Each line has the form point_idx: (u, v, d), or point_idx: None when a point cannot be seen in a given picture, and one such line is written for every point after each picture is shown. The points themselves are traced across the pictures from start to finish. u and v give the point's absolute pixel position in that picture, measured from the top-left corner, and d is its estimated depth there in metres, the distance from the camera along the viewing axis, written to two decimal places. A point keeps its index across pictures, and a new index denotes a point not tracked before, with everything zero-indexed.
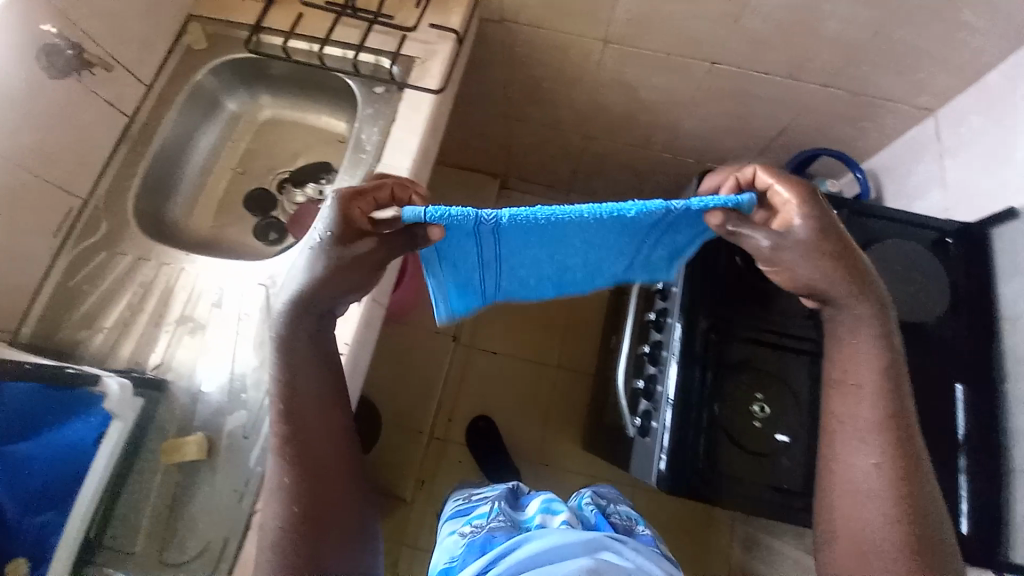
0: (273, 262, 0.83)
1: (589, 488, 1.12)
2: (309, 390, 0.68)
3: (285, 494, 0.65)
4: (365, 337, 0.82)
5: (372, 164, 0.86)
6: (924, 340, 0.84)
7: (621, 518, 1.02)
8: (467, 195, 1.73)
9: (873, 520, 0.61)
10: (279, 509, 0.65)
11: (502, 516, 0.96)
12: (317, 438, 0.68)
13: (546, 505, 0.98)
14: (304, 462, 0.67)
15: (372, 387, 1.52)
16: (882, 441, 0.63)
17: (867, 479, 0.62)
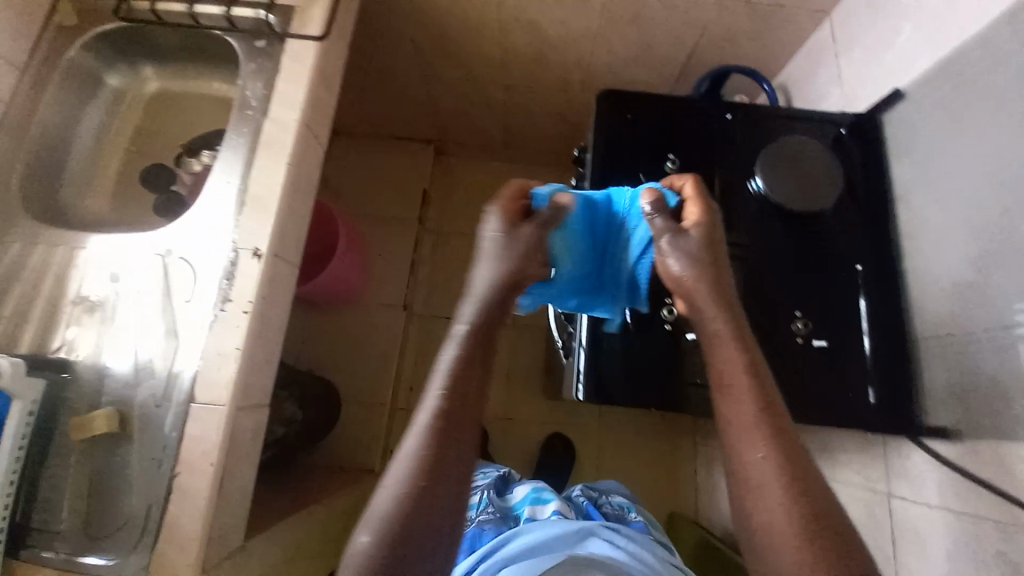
0: (168, 230, 0.81)
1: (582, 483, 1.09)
2: (468, 380, 0.59)
3: (402, 498, 0.54)
4: (272, 295, 0.80)
5: (260, 118, 0.84)
6: (827, 230, 0.86)
7: (610, 507, 0.99)
8: (401, 164, 1.71)
9: (774, 521, 0.53)
10: (397, 516, 0.54)
11: (492, 509, 0.93)
12: (458, 437, 0.57)
13: (535, 495, 0.95)
14: (442, 468, 0.56)
15: (327, 366, 1.50)
16: (763, 428, 0.57)
17: (759, 474, 0.55)
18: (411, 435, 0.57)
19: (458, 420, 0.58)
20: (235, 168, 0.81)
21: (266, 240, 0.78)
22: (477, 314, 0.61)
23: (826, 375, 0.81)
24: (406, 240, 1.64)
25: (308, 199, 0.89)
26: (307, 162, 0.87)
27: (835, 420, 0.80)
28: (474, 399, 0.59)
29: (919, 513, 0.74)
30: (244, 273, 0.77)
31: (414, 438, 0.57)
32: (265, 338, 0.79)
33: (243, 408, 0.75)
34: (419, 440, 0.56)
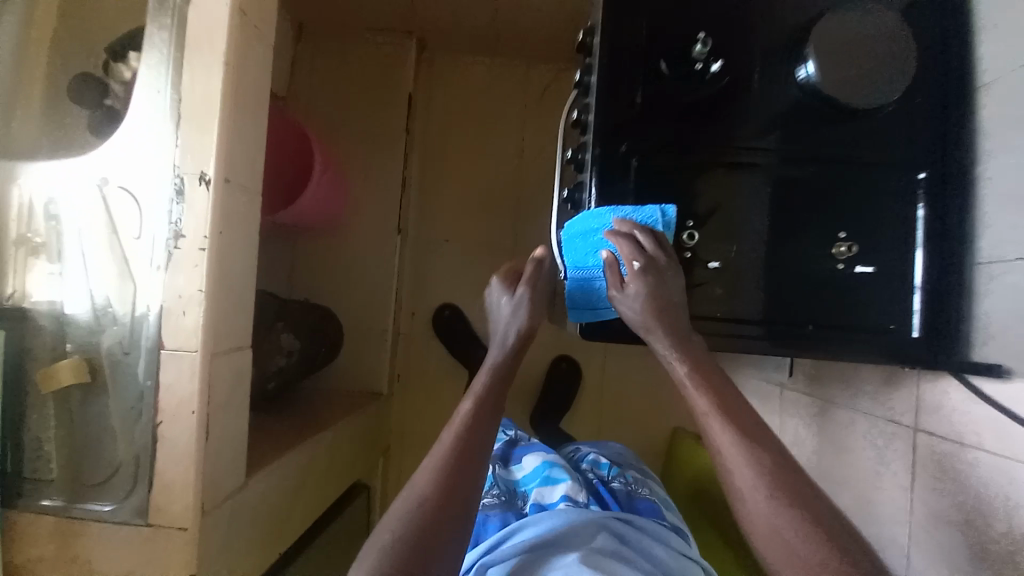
0: (101, 156, 0.69)
1: (592, 448, 1.02)
2: (492, 395, 0.76)
3: (422, 503, 0.66)
4: (230, 227, 0.70)
5: (182, 5, 0.69)
6: (888, 127, 0.70)
7: (622, 483, 0.91)
8: (382, 62, 1.48)
9: (774, 530, 0.57)
10: (416, 516, 0.65)
11: (497, 489, 0.85)
12: (475, 449, 0.71)
13: (544, 474, 0.87)
14: (460, 470, 0.69)
15: (324, 293, 1.45)
16: (747, 449, 0.61)
17: (761, 501, 0.58)
18: (440, 443, 0.71)
19: (479, 431, 0.72)
20: (167, 75, 0.69)
21: (213, 161, 0.67)
22: (502, 356, 0.80)
23: (862, 307, 0.71)
24: (394, 155, 1.47)
25: (259, 109, 0.76)
26: (249, 61, 0.72)
27: (867, 352, 0.71)
28: (495, 402, 0.76)
29: (947, 450, 0.69)
30: (193, 206, 0.67)
31: (439, 450, 0.71)
32: (233, 276, 0.71)
33: (218, 353, 0.69)
34: (445, 448, 0.71)
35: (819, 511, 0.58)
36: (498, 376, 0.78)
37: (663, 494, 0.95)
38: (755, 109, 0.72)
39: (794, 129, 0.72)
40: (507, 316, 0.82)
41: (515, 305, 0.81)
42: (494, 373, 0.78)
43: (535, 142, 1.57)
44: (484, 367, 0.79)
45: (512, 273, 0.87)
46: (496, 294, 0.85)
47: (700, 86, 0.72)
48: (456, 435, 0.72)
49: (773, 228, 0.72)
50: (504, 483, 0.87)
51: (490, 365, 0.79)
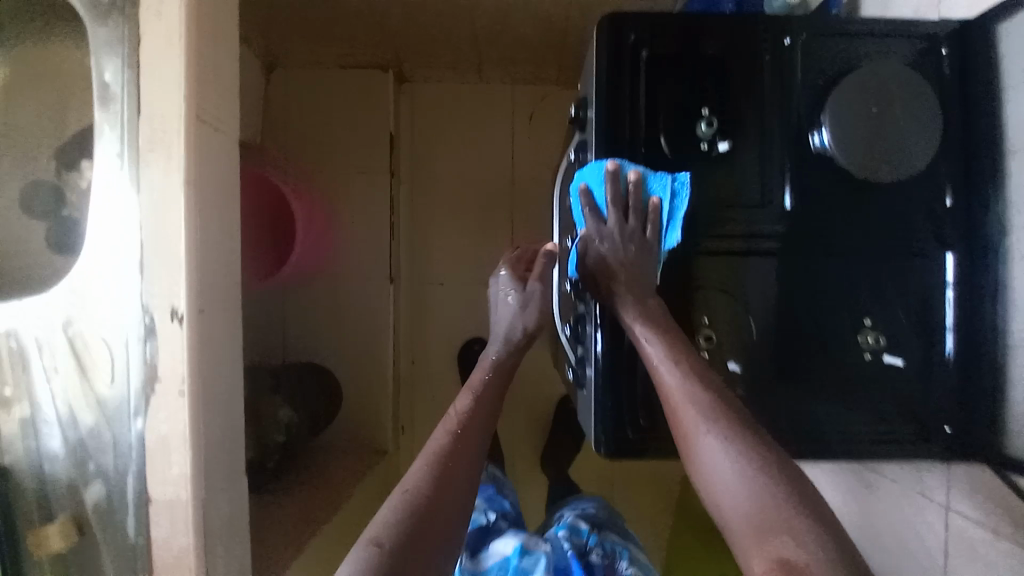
0: (65, 297, 0.64)
1: (572, 512, 1.03)
2: (490, 393, 0.75)
3: (409, 498, 0.60)
4: (211, 358, 0.64)
5: (133, 117, 0.63)
6: (914, 199, 0.64)
7: (600, 555, 0.91)
8: (358, 99, 1.39)
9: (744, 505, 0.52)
10: (402, 514, 0.58)
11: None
12: (470, 443, 0.68)
13: (516, 564, 0.85)
14: (456, 463, 0.65)
15: (319, 349, 1.40)
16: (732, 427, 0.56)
17: (733, 474, 0.53)
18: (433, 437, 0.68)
19: (475, 427, 0.69)
20: (123, 199, 0.62)
21: (183, 295, 0.61)
22: (503, 349, 0.82)
23: (889, 396, 0.66)
24: (380, 198, 1.40)
25: (230, 216, 0.69)
26: (215, 168, 0.66)
27: (894, 440, 0.66)
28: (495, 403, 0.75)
29: (978, 539, 0.65)
30: (167, 346, 0.61)
31: (433, 445, 0.67)
32: (220, 408, 0.66)
33: (212, 495, 0.64)
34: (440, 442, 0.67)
35: (809, 518, 0.49)
36: (497, 374, 0.78)
37: (643, 560, 0.95)
38: (777, 184, 0.65)
39: (816, 207, 0.64)
40: (514, 311, 0.84)
41: (523, 301, 0.84)
42: (494, 370, 0.78)
43: (525, 172, 1.49)
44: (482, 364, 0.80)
45: (522, 263, 0.90)
46: (503, 289, 0.87)
47: (708, 168, 0.65)
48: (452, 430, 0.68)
49: (791, 317, 0.66)
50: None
51: (490, 360, 0.80)
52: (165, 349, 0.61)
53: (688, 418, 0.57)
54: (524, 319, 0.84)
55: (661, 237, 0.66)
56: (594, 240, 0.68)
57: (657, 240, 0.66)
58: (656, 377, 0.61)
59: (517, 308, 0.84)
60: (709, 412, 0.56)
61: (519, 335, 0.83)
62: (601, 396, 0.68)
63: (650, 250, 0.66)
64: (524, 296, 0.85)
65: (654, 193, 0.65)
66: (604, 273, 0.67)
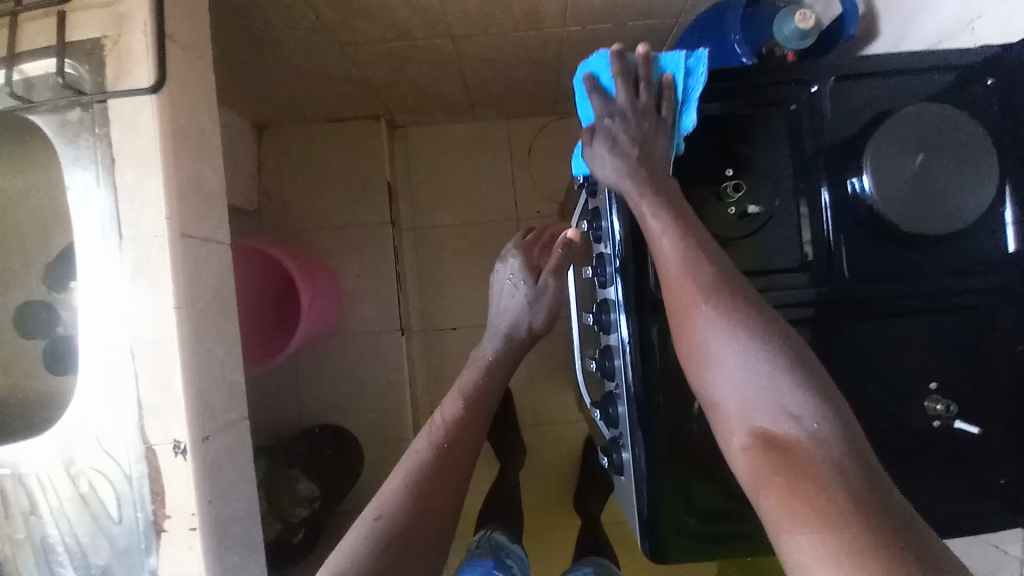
0: (67, 434, 0.61)
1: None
2: (483, 396, 0.79)
3: (386, 516, 0.59)
4: (221, 483, 0.61)
5: (115, 240, 0.59)
6: (968, 247, 0.58)
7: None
8: (351, 151, 1.35)
9: (736, 390, 0.51)
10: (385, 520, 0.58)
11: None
12: (456, 449, 0.70)
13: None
14: (443, 469, 0.67)
15: (335, 410, 1.37)
16: (746, 322, 0.51)
17: (739, 365, 0.51)
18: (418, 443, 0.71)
19: (459, 436, 0.71)
20: (114, 327, 0.59)
21: (185, 426, 0.58)
22: (500, 348, 0.86)
23: (959, 465, 0.60)
24: (383, 250, 1.36)
25: (229, 326, 0.66)
26: (207, 282, 0.62)
27: (972, 510, 0.60)
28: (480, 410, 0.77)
29: None
30: (173, 481, 0.58)
31: (415, 453, 0.69)
32: (236, 532, 0.62)
33: None
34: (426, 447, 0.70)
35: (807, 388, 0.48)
36: (489, 377, 0.82)
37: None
38: (812, 243, 0.60)
39: (857, 266, 0.59)
40: (523, 304, 0.86)
41: (535, 295, 0.86)
42: (489, 370, 0.83)
43: (529, 207, 1.43)
44: (475, 364, 0.85)
45: (536, 248, 0.91)
46: (512, 279, 0.87)
47: (737, 233, 0.60)
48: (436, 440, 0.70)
49: (844, 386, 0.60)
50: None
51: (486, 359, 0.85)
52: (172, 484, 0.57)
53: (685, 296, 0.53)
54: (531, 316, 0.87)
55: (677, 116, 0.59)
56: (602, 120, 0.61)
57: (672, 121, 0.59)
58: (652, 245, 0.57)
59: (525, 298, 0.86)
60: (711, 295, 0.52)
61: (523, 333, 0.87)
62: (640, 489, 0.64)
63: (665, 130, 0.59)
64: (532, 283, 0.86)
65: (664, 74, 0.60)
66: (616, 153, 0.59)
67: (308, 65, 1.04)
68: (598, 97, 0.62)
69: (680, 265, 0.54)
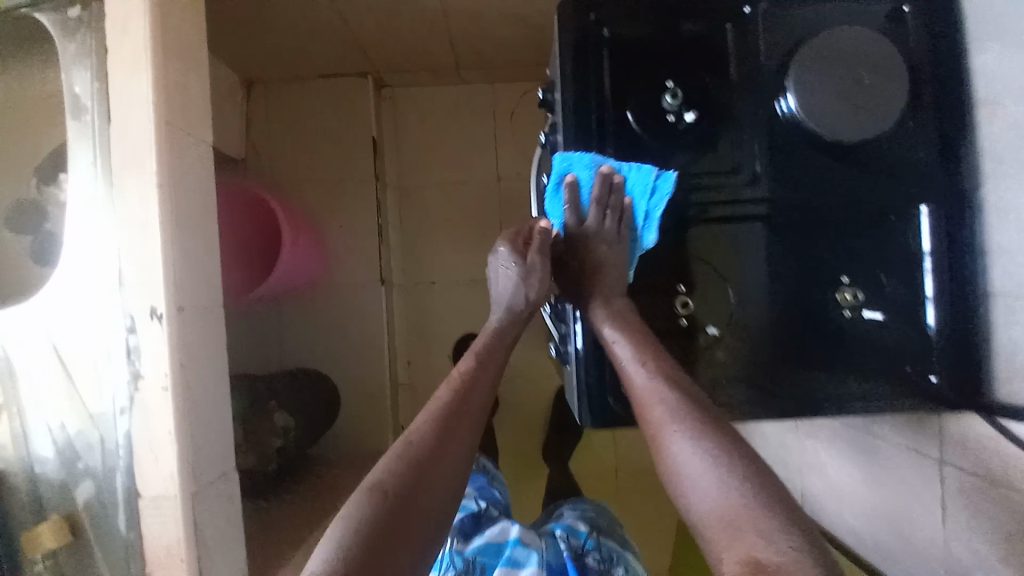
0: (51, 302, 0.65)
1: (575, 512, 0.99)
2: (487, 365, 0.73)
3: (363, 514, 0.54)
4: (193, 355, 0.65)
5: (105, 127, 0.64)
6: (889, 153, 0.63)
7: (597, 559, 0.86)
8: (338, 107, 1.40)
9: (710, 503, 0.51)
10: (373, 505, 0.55)
11: (453, 569, 0.83)
12: (456, 428, 0.64)
13: (505, 554, 0.83)
14: (442, 449, 0.61)
15: (315, 357, 1.41)
16: (710, 438, 0.54)
17: (707, 475, 0.52)
18: (420, 417, 0.65)
19: (455, 420, 0.65)
20: (101, 202, 0.64)
21: (161, 294, 0.62)
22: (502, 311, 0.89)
23: (869, 354, 0.66)
24: (366, 203, 1.41)
25: (208, 220, 0.70)
26: (189, 173, 0.67)
27: (883, 394, 0.66)
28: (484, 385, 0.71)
29: (977, 487, 0.66)
30: (148, 344, 0.62)
31: (415, 428, 0.64)
32: (205, 404, 0.67)
33: (201, 490, 0.65)
34: (427, 422, 0.64)
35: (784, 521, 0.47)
36: (491, 346, 0.76)
37: (642, 567, 0.90)
38: (744, 149, 0.66)
39: (785, 171, 0.65)
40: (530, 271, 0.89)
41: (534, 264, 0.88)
42: (492, 337, 0.77)
43: (509, 169, 1.49)
44: (483, 332, 0.78)
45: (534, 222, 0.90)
46: (502, 261, 0.78)
47: (675, 139, 0.66)
48: (436, 414, 0.65)
49: (768, 279, 0.67)
50: (462, 559, 0.84)
51: (490, 330, 0.78)
52: (148, 347, 0.62)
53: (657, 415, 0.58)
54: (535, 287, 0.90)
55: (637, 235, 0.69)
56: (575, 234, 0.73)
57: (633, 237, 0.70)
58: (626, 378, 0.63)
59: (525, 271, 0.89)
60: (671, 405, 0.58)
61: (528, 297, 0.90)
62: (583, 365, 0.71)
63: (625, 247, 0.70)
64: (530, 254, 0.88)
65: (630, 192, 0.68)
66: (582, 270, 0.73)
67: (298, 16, 1.09)
68: (573, 214, 0.73)
69: (648, 389, 0.60)
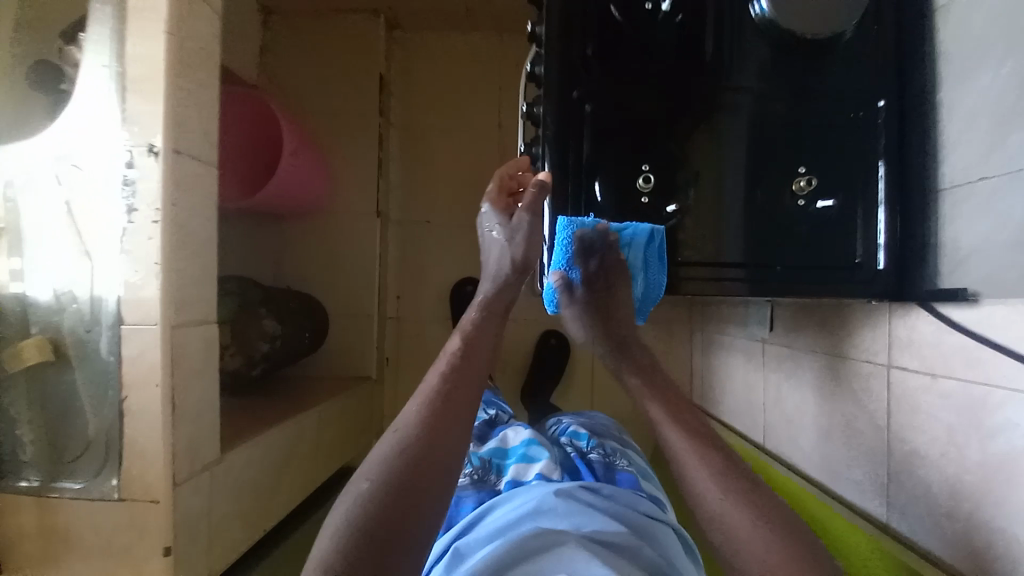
0: (58, 136, 0.70)
1: (574, 421, 0.90)
2: (485, 335, 0.68)
3: (376, 490, 0.52)
4: (184, 196, 0.70)
5: None
6: (849, 52, 0.67)
7: (601, 455, 0.76)
8: (349, 41, 1.45)
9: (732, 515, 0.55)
10: (382, 483, 0.53)
11: (470, 466, 0.70)
12: (457, 399, 0.61)
13: (519, 452, 0.73)
14: (438, 434, 0.57)
15: (307, 281, 1.46)
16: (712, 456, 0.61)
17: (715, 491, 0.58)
18: (410, 406, 0.60)
19: (456, 391, 0.61)
20: (108, 46, 0.69)
21: (160, 133, 0.67)
22: (492, 290, 0.72)
23: (821, 244, 0.69)
24: (370, 136, 1.46)
25: (208, 82, 0.75)
26: (195, 31, 0.72)
27: (832, 284, 0.68)
28: (482, 353, 0.66)
29: (920, 385, 0.67)
30: (144, 175, 0.67)
31: (402, 421, 0.58)
32: (193, 247, 0.71)
33: (181, 325, 0.69)
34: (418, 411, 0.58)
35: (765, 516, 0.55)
36: (481, 323, 0.69)
37: (644, 465, 0.82)
38: (718, 43, 0.69)
39: (753, 65, 0.68)
40: (501, 245, 0.72)
41: (512, 232, 0.70)
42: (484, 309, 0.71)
43: (510, 118, 1.54)
44: (474, 304, 0.72)
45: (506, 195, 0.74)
46: (490, 223, 0.73)
47: (649, 28, 0.70)
48: (426, 401, 0.59)
49: (733, 166, 0.70)
50: (478, 457, 0.72)
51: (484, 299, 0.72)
52: (145, 183, 0.67)
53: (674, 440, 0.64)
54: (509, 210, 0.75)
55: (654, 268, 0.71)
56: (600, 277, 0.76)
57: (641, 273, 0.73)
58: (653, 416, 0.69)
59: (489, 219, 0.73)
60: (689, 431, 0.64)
61: (506, 268, 0.71)
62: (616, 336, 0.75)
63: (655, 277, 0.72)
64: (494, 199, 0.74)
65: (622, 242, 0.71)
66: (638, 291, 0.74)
67: None
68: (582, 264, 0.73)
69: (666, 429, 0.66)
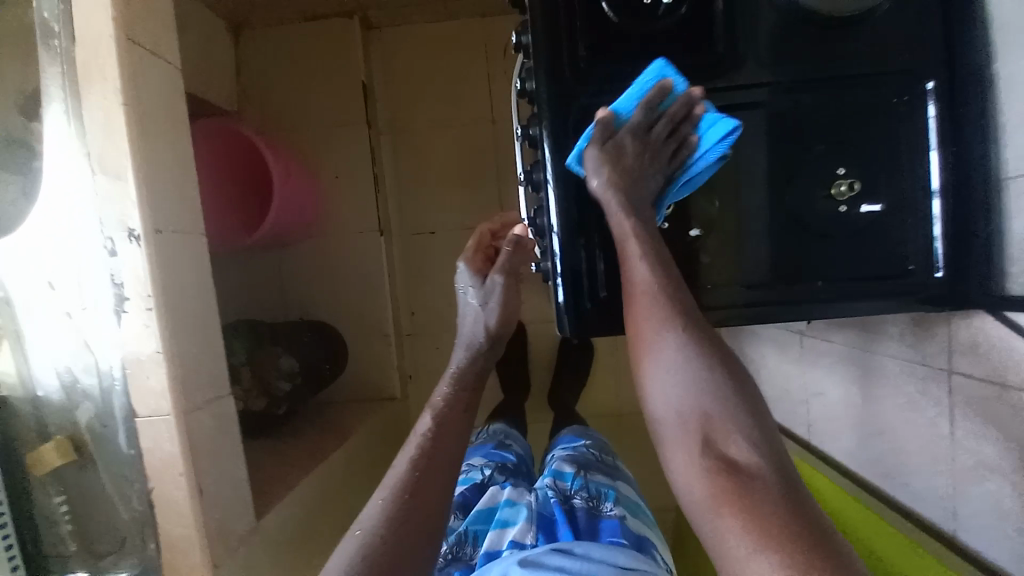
0: (36, 232, 0.67)
1: (566, 451, 0.91)
2: (462, 408, 0.66)
3: None
4: (174, 277, 0.66)
5: (70, 47, 0.64)
6: (888, 28, 0.58)
7: (584, 498, 0.78)
8: (325, 49, 1.36)
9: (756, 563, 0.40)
10: None
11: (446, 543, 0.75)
12: (429, 483, 0.57)
13: (496, 517, 0.77)
14: (406, 528, 0.53)
15: (318, 307, 1.43)
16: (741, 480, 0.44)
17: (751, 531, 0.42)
18: (376, 497, 0.56)
19: (428, 475, 0.58)
20: (69, 125, 0.64)
21: (137, 215, 0.63)
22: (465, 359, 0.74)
23: (867, 255, 0.62)
24: (360, 150, 1.39)
25: (180, 147, 0.70)
26: (156, 95, 0.67)
27: (879, 298, 0.62)
28: (458, 426, 0.64)
29: (988, 395, 0.61)
30: (128, 263, 0.63)
31: (366, 517, 0.54)
32: (192, 326, 0.68)
33: (194, 408, 0.67)
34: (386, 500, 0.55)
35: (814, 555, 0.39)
36: (455, 396, 0.67)
37: (636, 497, 0.83)
38: (732, 35, 0.60)
39: (775, 57, 0.59)
40: (477, 308, 0.77)
41: (486, 296, 0.77)
42: (455, 382, 0.70)
43: (504, 110, 1.45)
44: (444, 378, 0.71)
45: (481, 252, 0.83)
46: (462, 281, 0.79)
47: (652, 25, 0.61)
48: (394, 490, 0.56)
49: (759, 175, 0.62)
50: (454, 531, 0.76)
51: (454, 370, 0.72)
52: (132, 273, 0.63)
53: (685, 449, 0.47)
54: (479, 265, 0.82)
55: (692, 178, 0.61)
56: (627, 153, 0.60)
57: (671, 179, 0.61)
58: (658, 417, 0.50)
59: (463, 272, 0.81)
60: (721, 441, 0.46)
61: (480, 339, 0.76)
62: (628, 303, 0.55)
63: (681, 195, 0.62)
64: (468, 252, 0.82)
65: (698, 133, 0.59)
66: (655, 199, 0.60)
67: None
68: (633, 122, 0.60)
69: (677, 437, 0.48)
